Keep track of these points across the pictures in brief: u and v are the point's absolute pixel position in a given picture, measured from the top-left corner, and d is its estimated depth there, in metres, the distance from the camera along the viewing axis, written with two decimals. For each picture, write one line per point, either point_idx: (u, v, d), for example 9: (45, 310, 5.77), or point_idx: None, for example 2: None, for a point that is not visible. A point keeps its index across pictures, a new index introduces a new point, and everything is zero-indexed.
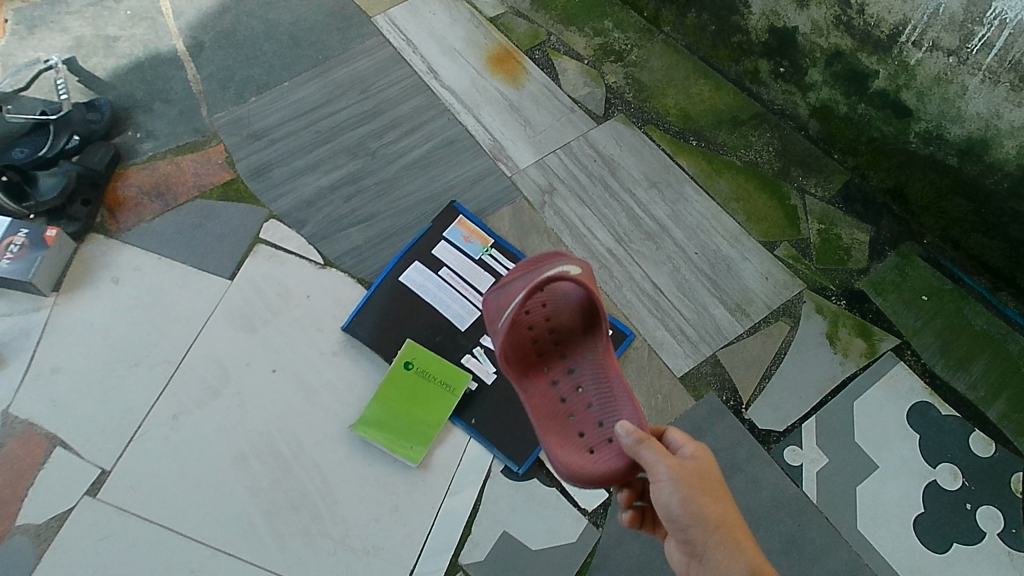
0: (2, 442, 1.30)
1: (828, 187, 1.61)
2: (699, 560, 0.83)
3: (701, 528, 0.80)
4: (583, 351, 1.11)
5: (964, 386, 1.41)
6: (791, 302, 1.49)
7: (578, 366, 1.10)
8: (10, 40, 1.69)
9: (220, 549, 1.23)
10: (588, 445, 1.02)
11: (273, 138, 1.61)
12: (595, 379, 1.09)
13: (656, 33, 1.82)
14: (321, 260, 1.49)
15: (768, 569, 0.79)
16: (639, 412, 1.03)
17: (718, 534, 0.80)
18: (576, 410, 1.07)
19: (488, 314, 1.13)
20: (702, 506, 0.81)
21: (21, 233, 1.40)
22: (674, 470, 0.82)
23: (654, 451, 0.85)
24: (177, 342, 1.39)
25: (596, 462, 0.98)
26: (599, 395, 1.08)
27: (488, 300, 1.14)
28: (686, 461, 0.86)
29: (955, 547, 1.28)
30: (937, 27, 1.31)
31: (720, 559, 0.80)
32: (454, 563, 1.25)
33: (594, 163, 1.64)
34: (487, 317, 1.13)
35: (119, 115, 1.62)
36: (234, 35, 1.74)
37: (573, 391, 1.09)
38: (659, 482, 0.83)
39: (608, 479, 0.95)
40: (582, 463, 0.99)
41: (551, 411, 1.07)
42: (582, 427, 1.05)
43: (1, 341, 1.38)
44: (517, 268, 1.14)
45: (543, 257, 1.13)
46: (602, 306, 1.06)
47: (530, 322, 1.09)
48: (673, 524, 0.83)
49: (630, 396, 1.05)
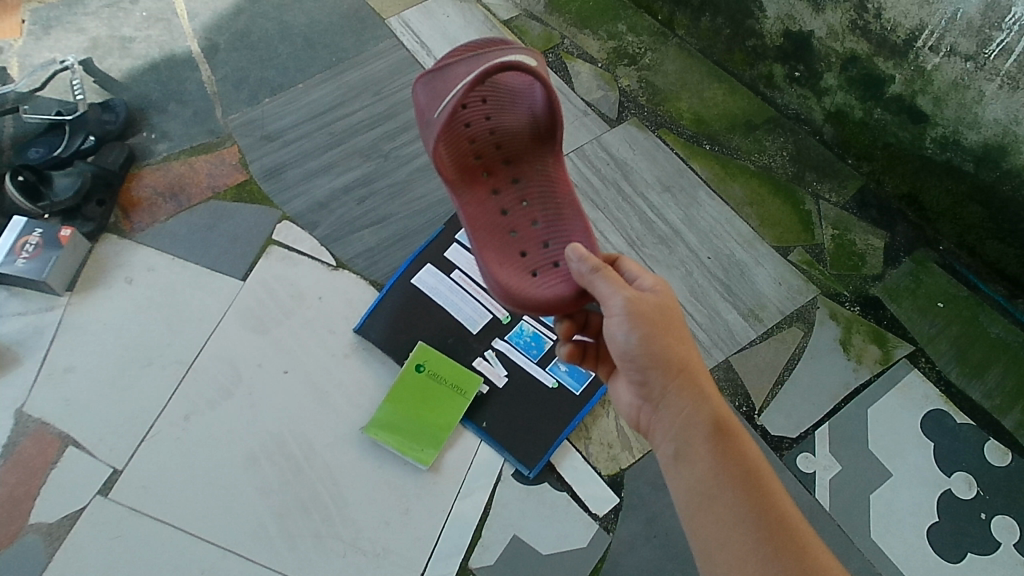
0: (15, 441, 1.30)
1: (842, 192, 1.60)
2: (654, 403, 0.88)
3: (655, 368, 0.85)
4: (530, 161, 1.07)
5: (979, 394, 1.39)
6: (805, 308, 1.48)
7: (525, 177, 1.06)
8: (27, 41, 1.70)
9: (231, 550, 1.24)
10: (532, 266, 1.00)
11: (287, 139, 1.62)
12: (542, 189, 1.06)
13: (670, 36, 1.82)
14: (334, 261, 1.49)
15: (725, 411, 0.85)
16: (586, 239, 1.02)
17: (672, 370, 0.86)
18: (519, 227, 1.03)
19: (424, 108, 1.09)
20: (658, 346, 0.85)
21: (36, 232, 1.41)
22: (629, 304, 0.85)
23: (609, 283, 0.87)
24: (190, 343, 1.40)
25: (540, 287, 0.97)
26: (545, 212, 1.04)
27: (422, 91, 1.10)
28: (645, 294, 0.88)
29: (969, 557, 1.27)
30: (955, 32, 1.31)
31: (676, 402, 0.85)
32: (465, 566, 1.25)
33: (607, 166, 1.63)
34: (423, 110, 1.09)
35: (134, 116, 1.63)
36: (248, 37, 1.74)
37: (516, 204, 1.04)
38: (614, 317, 0.86)
39: (553, 307, 0.95)
40: (523, 287, 0.98)
41: (493, 226, 1.03)
42: (523, 245, 1.02)
43: (15, 340, 1.38)
44: (456, 56, 1.11)
45: (487, 47, 1.10)
46: (556, 104, 1.04)
47: (472, 130, 1.05)
48: (629, 362, 0.88)
49: (579, 215, 1.04)
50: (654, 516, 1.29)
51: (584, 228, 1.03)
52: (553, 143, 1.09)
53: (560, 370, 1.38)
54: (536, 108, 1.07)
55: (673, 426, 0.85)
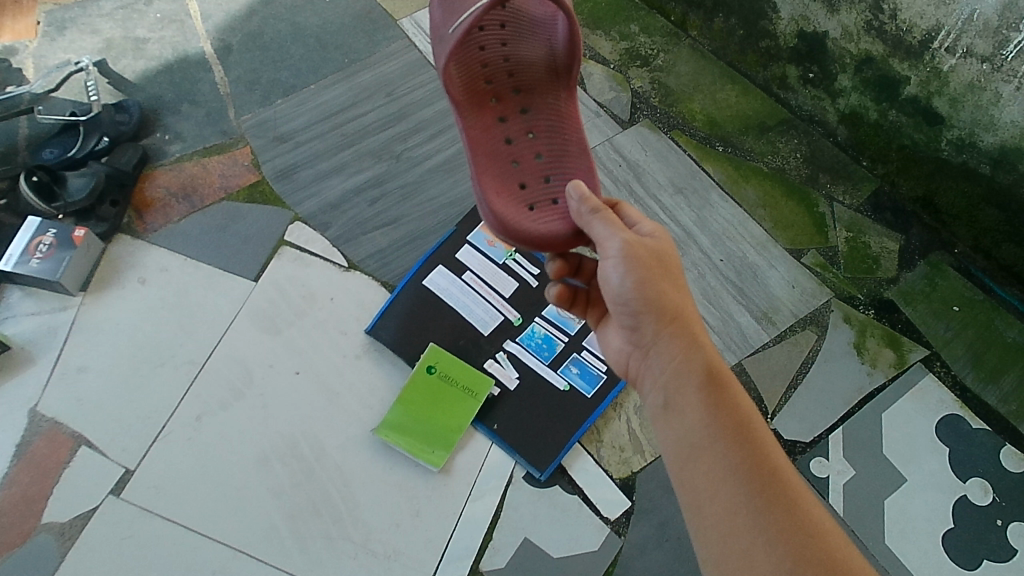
0: (29, 440, 1.31)
1: (856, 195, 1.59)
2: (647, 349, 0.88)
3: (649, 312, 0.85)
4: (540, 94, 1.07)
5: (996, 399, 1.38)
6: (819, 311, 1.47)
7: (532, 108, 1.06)
8: (42, 42, 1.71)
9: (242, 551, 1.24)
10: (528, 200, 1.00)
11: (299, 141, 1.62)
12: (547, 121, 1.06)
13: (683, 37, 1.81)
14: (346, 262, 1.49)
15: (719, 361, 0.84)
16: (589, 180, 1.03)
17: (666, 318, 0.85)
18: (520, 157, 1.03)
19: (438, 25, 1.08)
20: (654, 290, 0.85)
21: (50, 233, 1.42)
22: (627, 246, 0.85)
23: (606, 226, 0.88)
24: (202, 343, 1.40)
25: (535, 222, 0.98)
26: (550, 146, 1.04)
27: (438, 6, 1.08)
28: (645, 240, 0.89)
29: (985, 564, 1.25)
30: (971, 33, 1.29)
31: (669, 348, 0.84)
32: (475, 569, 1.25)
33: (619, 168, 1.63)
34: (436, 28, 1.08)
35: (148, 116, 1.63)
36: (261, 38, 1.75)
37: (522, 134, 1.04)
38: (610, 260, 0.87)
39: (547, 242, 0.97)
40: (518, 219, 0.98)
41: (495, 154, 1.03)
42: (524, 176, 1.02)
43: (29, 340, 1.39)
44: None
45: None
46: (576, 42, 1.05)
47: (485, 55, 1.05)
48: (623, 306, 0.87)
49: (584, 153, 1.05)
50: (666, 520, 1.28)
51: (588, 168, 1.04)
52: (566, 78, 1.09)
53: (572, 372, 1.38)
54: (555, 43, 1.08)
55: (663, 374, 0.84)
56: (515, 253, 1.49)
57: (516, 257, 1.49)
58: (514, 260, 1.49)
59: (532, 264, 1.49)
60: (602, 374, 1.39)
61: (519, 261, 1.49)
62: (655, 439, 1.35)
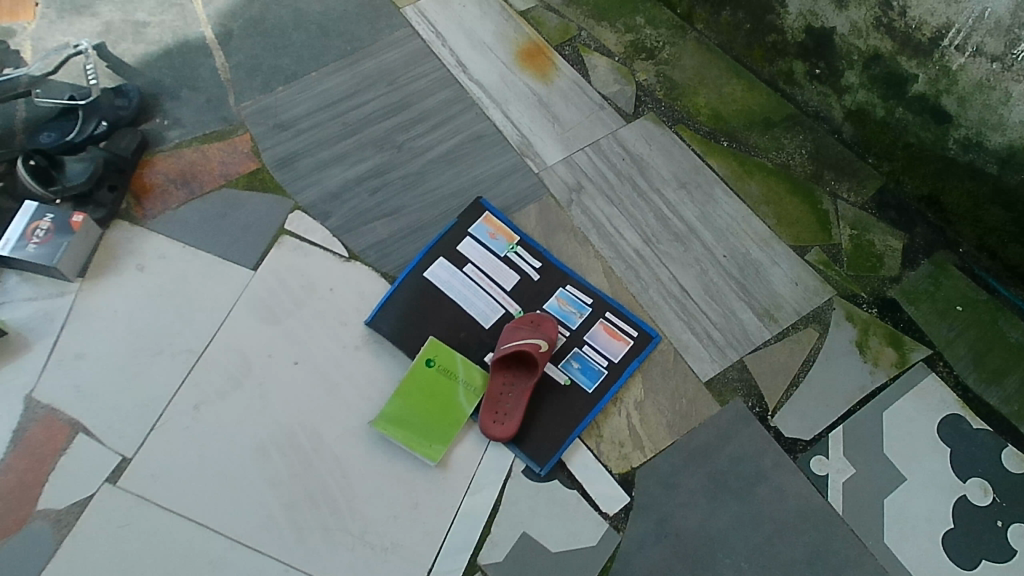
0: (25, 426, 1.30)
1: (861, 192, 1.58)
2: None
3: None
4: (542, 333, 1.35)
5: (998, 400, 1.38)
6: (821, 308, 1.46)
7: (518, 385, 1.32)
8: (40, 24, 1.69)
9: (239, 541, 1.23)
10: (497, 395, 1.31)
11: (300, 129, 1.60)
12: (516, 399, 1.31)
13: (689, 30, 1.79)
14: (346, 252, 1.48)
15: None
16: (512, 420, 1.29)
17: None
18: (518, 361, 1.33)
19: (519, 321, 1.37)
20: None
21: (47, 217, 1.40)
22: None
23: None
24: (200, 333, 1.39)
25: (494, 416, 1.30)
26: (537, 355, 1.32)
27: (522, 320, 1.38)
28: None
29: (984, 564, 1.25)
30: (982, 32, 1.29)
31: None
32: (473, 563, 1.24)
33: (623, 162, 1.62)
34: (521, 320, 1.38)
35: (148, 101, 1.62)
36: (262, 24, 1.73)
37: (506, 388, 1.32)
38: None
39: (486, 429, 1.30)
40: (485, 416, 1.30)
41: (491, 388, 1.32)
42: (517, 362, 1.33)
43: (25, 325, 1.38)
44: (539, 313, 1.39)
45: (547, 329, 1.37)
46: (531, 382, 1.31)
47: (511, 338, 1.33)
48: None
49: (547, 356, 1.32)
50: (666, 516, 1.28)
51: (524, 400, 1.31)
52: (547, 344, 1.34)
53: (573, 367, 1.38)
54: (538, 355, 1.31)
55: None
56: (517, 246, 1.49)
57: (518, 250, 1.48)
58: (515, 253, 1.48)
59: (534, 257, 1.48)
60: (603, 370, 1.38)
61: (520, 254, 1.48)
62: (655, 435, 1.34)
